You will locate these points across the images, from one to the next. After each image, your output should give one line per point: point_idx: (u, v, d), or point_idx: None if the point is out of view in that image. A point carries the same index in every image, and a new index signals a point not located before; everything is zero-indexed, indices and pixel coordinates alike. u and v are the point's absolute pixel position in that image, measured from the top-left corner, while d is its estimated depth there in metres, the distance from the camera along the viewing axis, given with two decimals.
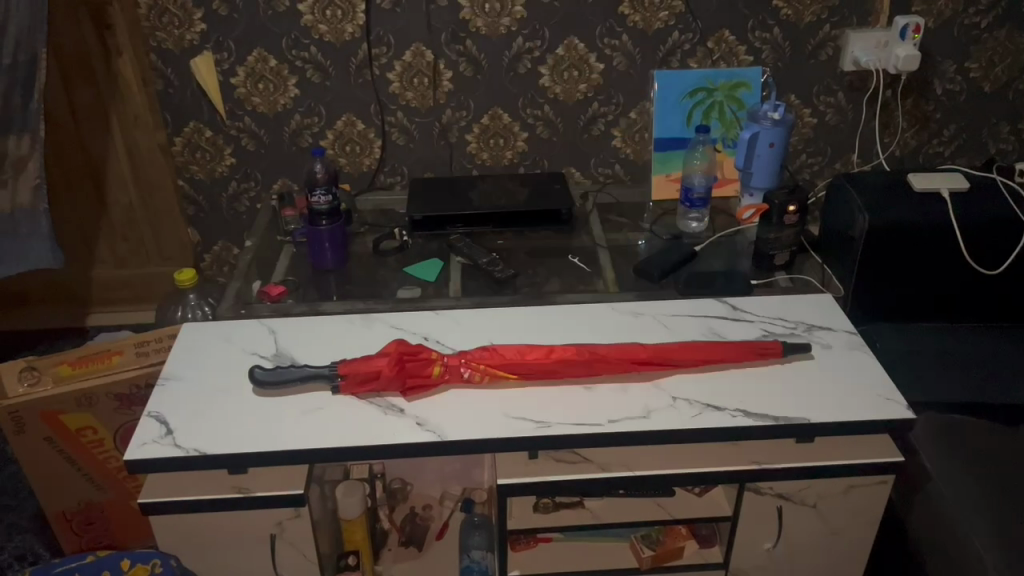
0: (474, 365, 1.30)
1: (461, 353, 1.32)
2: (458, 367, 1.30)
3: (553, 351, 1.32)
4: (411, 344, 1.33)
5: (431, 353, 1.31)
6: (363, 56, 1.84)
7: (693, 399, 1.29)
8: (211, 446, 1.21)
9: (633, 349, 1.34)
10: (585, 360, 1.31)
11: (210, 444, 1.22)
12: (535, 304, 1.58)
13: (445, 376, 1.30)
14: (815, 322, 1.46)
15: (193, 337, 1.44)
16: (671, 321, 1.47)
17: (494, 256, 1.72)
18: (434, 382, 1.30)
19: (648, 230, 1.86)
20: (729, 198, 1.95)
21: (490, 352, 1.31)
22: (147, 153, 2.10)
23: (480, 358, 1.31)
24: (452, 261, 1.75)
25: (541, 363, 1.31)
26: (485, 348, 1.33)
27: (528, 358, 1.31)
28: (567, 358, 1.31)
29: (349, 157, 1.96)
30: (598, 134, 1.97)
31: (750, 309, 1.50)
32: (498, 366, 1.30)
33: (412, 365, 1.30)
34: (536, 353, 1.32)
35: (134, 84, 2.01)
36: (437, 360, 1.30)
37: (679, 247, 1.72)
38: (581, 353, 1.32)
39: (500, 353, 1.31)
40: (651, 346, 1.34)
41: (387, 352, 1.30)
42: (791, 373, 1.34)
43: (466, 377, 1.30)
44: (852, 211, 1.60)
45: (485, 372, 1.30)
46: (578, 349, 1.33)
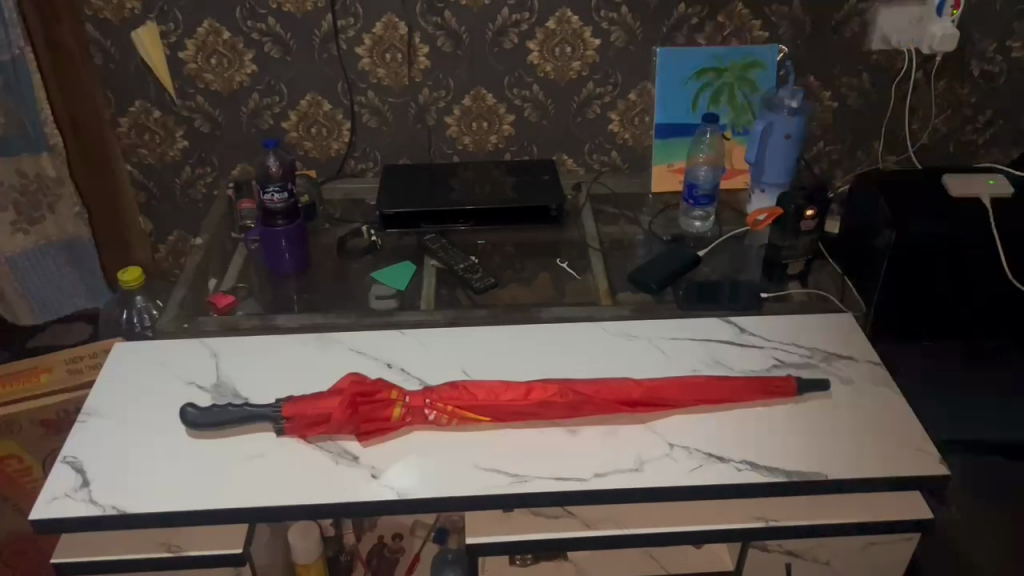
0: (440, 405, 1.13)
1: (426, 391, 1.14)
2: (421, 407, 1.13)
3: (534, 390, 1.15)
4: (369, 379, 1.16)
5: (390, 391, 1.14)
6: (328, 29, 1.63)
7: (692, 447, 1.11)
8: (128, 500, 1.04)
9: (624, 386, 1.16)
10: (570, 399, 1.14)
11: (128, 498, 1.04)
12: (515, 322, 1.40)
13: (407, 418, 1.13)
14: (833, 349, 1.28)
15: (125, 361, 1.26)
16: (669, 345, 1.29)
17: (472, 262, 1.53)
18: (392, 424, 1.12)
19: (646, 229, 1.68)
20: (738, 191, 1.76)
21: (460, 391, 1.14)
22: (86, 127, 1.68)
23: (447, 398, 1.13)
24: (426, 265, 1.56)
25: (518, 404, 1.13)
26: (454, 384, 1.16)
27: (502, 400, 1.13)
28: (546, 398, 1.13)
29: (315, 141, 1.76)
30: (593, 117, 1.76)
31: (760, 333, 1.32)
32: (468, 407, 1.13)
33: (367, 405, 1.12)
34: (511, 393, 1.14)
35: (79, 51, 1.61)
36: (398, 398, 1.13)
37: (680, 253, 1.53)
38: (564, 393, 1.15)
39: (470, 392, 1.14)
40: (645, 382, 1.17)
41: (341, 389, 1.13)
42: (805, 415, 1.17)
43: (430, 417, 1.13)
44: (878, 217, 1.41)
45: (452, 415, 1.13)
46: (560, 388, 1.15)
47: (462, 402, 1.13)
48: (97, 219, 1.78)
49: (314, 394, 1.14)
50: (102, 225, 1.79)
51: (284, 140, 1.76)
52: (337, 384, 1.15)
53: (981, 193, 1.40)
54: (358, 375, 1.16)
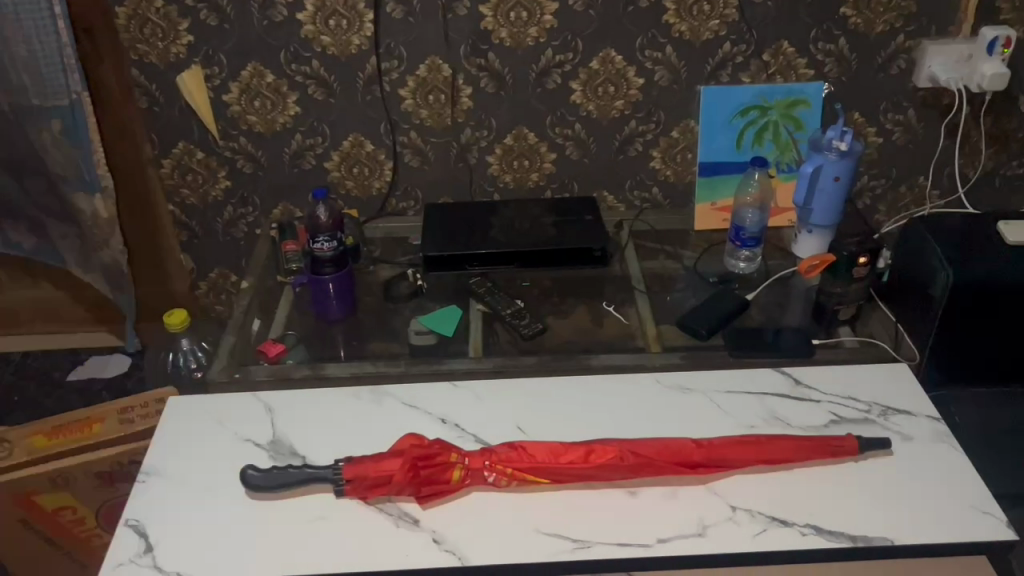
0: (500, 467, 1.12)
1: (485, 452, 1.14)
2: (481, 469, 1.13)
3: (596, 451, 1.14)
4: (427, 441, 1.15)
5: (451, 455, 1.13)
6: (372, 72, 1.63)
7: (754, 510, 1.10)
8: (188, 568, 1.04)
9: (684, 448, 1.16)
10: (631, 462, 1.13)
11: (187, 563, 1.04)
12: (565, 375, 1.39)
13: (467, 480, 1.12)
14: (891, 403, 1.27)
15: (182, 417, 1.27)
16: (724, 399, 1.28)
17: (517, 308, 1.51)
18: (452, 487, 1.12)
19: (690, 268, 1.67)
20: (783, 228, 1.74)
21: (521, 455, 1.13)
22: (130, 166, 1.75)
23: (506, 460, 1.13)
24: (473, 308, 1.54)
25: (579, 467, 1.12)
26: (511, 445, 1.15)
27: (562, 462, 1.13)
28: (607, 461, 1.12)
29: (357, 180, 1.76)
30: (635, 154, 1.75)
31: (816, 385, 1.30)
32: (529, 468, 1.12)
33: (429, 467, 1.12)
34: (574, 456, 1.13)
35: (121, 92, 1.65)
36: (458, 461, 1.13)
37: (727, 298, 1.52)
38: (624, 456, 1.13)
39: (530, 454, 1.13)
40: (705, 443, 1.16)
41: (401, 451, 1.13)
42: (867, 476, 1.16)
43: (489, 479, 1.12)
44: (932, 264, 1.39)
45: (512, 478, 1.12)
46: (620, 451, 1.14)
47: (523, 465, 1.12)
48: (138, 257, 1.88)
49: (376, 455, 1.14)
50: (141, 261, 1.88)
51: (325, 179, 1.76)
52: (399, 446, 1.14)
53: None
54: (419, 438, 1.15)
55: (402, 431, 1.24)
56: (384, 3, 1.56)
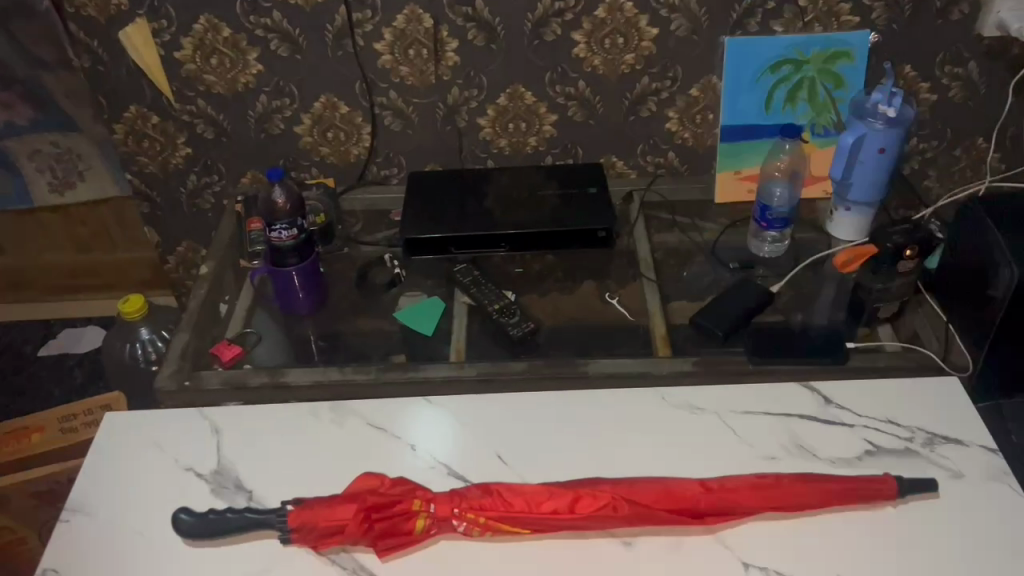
0: (471, 513, 0.97)
1: (454, 497, 0.98)
2: (448, 517, 0.97)
3: (582, 496, 0.99)
4: (386, 480, 1.02)
5: (411, 500, 0.98)
6: (342, 23, 1.41)
7: (771, 569, 0.94)
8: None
9: (690, 496, 0.99)
10: (626, 513, 0.98)
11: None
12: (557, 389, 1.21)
13: (433, 529, 0.97)
14: (937, 430, 1.08)
15: (118, 438, 1.12)
16: (740, 423, 1.10)
17: (507, 302, 1.32)
18: (414, 536, 0.96)
19: (709, 249, 1.46)
20: (818, 200, 1.51)
21: (496, 501, 0.98)
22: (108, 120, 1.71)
23: (478, 508, 0.97)
24: (457, 301, 1.36)
25: (563, 517, 0.97)
26: (484, 490, 1.00)
27: (544, 509, 0.98)
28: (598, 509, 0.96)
29: (333, 146, 1.56)
30: (647, 115, 1.52)
31: (849, 405, 1.12)
32: (504, 515, 0.97)
33: (384, 513, 0.97)
34: (557, 503, 0.98)
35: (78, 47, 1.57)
36: (421, 506, 0.98)
37: (748, 292, 1.32)
38: (616, 505, 0.98)
39: (506, 499, 0.99)
40: (709, 489, 1.00)
41: (355, 497, 0.99)
42: (908, 524, 0.98)
43: (458, 527, 0.97)
44: (995, 258, 1.18)
45: (486, 528, 0.97)
46: (612, 497, 0.99)
47: (498, 512, 0.97)
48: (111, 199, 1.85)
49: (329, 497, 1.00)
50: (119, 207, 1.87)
51: (296, 145, 1.56)
52: (357, 490, 1.01)
53: None
54: (381, 481, 1.02)
55: (362, 467, 1.06)
56: None
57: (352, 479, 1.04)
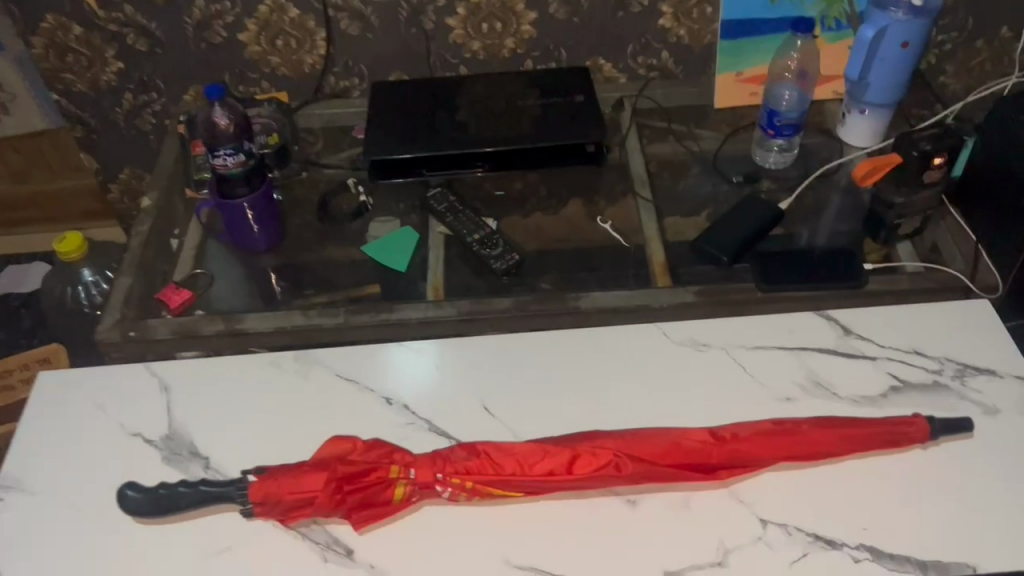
0: (456, 478, 0.87)
1: (437, 462, 0.87)
2: (431, 483, 0.86)
3: (581, 454, 0.89)
4: (360, 445, 0.90)
5: (387, 467, 0.87)
6: None
7: (789, 525, 0.85)
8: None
9: (699, 448, 0.90)
10: (629, 472, 0.87)
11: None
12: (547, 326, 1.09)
13: (414, 497, 0.87)
14: (968, 360, 0.98)
15: (54, 402, 0.99)
16: (751, 360, 1.00)
17: (487, 232, 1.18)
18: (393, 505, 0.86)
19: (708, 161, 1.33)
20: (827, 101, 1.37)
21: (484, 464, 0.88)
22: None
23: (465, 472, 0.87)
24: (432, 231, 1.22)
25: (558, 479, 0.87)
26: (472, 452, 0.89)
27: (537, 471, 0.87)
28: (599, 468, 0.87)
29: (284, 55, 1.38)
30: (637, 10, 1.35)
31: (871, 337, 1.01)
32: (493, 479, 0.86)
33: (358, 483, 0.86)
34: (552, 464, 0.88)
35: None
36: (400, 472, 0.87)
37: (754, 210, 1.19)
38: (619, 464, 0.88)
39: (496, 460, 0.88)
40: (722, 441, 0.90)
41: (325, 466, 0.88)
42: (941, 467, 0.89)
43: (443, 492, 0.87)
44: None
45: (473, 493, 0.87)
46: (614, 455, 0.88)
47: (486, 475, 0.87)
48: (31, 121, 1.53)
49: (296, 465, 0.89)
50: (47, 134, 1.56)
51: (242, 56, 1.38)
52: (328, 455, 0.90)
53: None
54: (354, 444, 0.91)
55: (328, 431, 0.94)
56: None
57: (322, 442, 0.92)
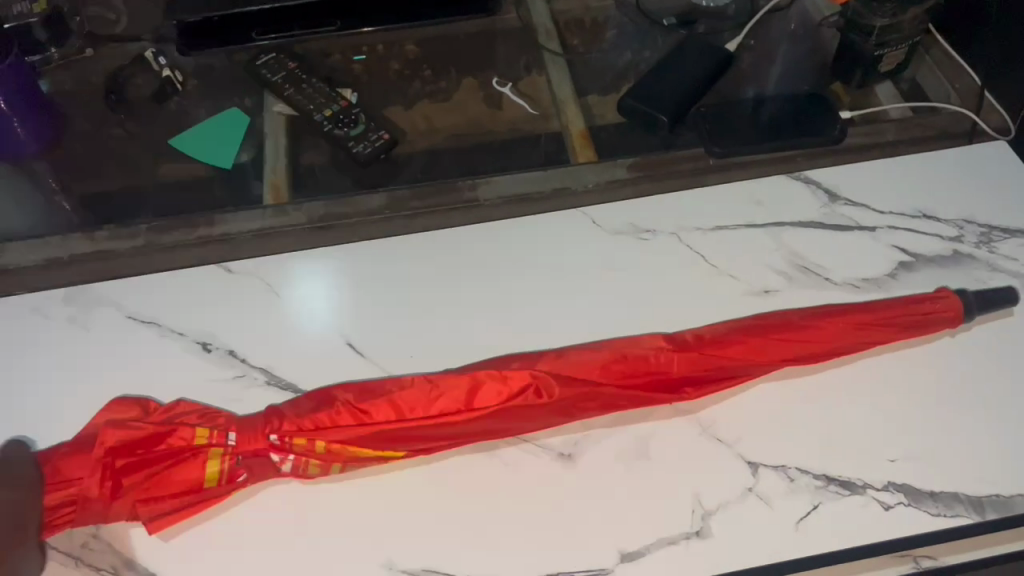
0: (300, 438, 0.59)
1: (267, 419, 0.60)
2: (262, 449, 0.59)
3: (481, 385, 0.62)
4: (159, 407, 0.63)
5: (192, 429, 0.59)
6: None
7: (789, 468, 0.59)
8: None
9: (654, 359, 0.64)
10: (557, 399, 0.61)
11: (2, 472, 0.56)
12: (436, 227, 0.78)
13: (241, 475, 0.58)
14: (991, 220, 0.74)
15: None
16: (712, 246, 0.74)
17: (345, 106, 0.87)
18: (205, 487, 0.57)
19: (631, 5, 1.03)
20: None
21: (341, 413, 0.60)
22: None
23: (312, 427, 0.59)
24: (270, 111, 0.89)
25: (456, 424, 0.60)
26: (325, 398, 0.62)
27: (422, 416, 0.60)
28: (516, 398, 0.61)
29: None
30: None
31: (864, 202, 0.76)
32: (355, 432, 0.59)
33: (145, 453, 0.58)
34: (440, 403, 0.61)
35: None
36: (214, 436, 0.59)
37: (694, 56, 0.91)
38: (542, 392, 0.61)
39: (357, 404, 0.61)
40: (681, 346, 0.64)
41: (96, 439, 0.59)
42: (982, 365, 0.65)
43: (282, 460, 0.59)
44: None
45: (329, 460, 0.59)
46: (535, 378, 0.62)
47: (345, 429, 0.59)
48: None
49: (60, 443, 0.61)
50: None
51: None
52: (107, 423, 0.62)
53: None
54: (147, 408, 0.63)
55: (111, 396, 0.65)
56: None
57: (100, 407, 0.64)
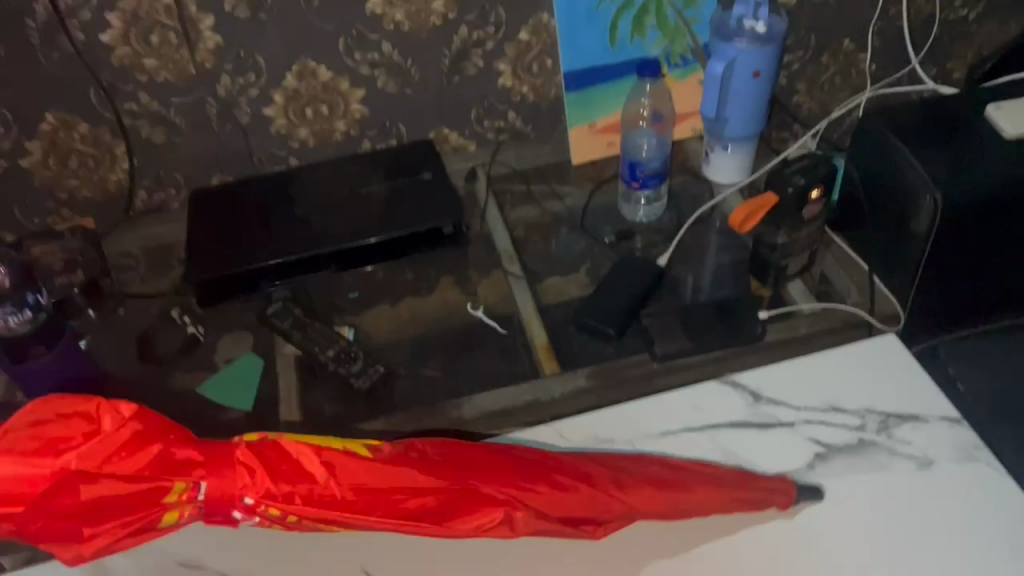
0: (274, 509, 0.74)
1: (255, 481, 0.73)
2: (232, 507, 0.74)
3: (419, 458, 0.78)
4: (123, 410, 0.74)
5: (176, 481, 0.73)
6: (46, 16, 1.04)
7: None
8: None
9: (586, 496, 0.78)
10: (523, 531, 0.78)
11: None
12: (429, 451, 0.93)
13: (184, 522, 0.76)
14: (888, 407, 0.89)
15: None
16: (660, 450, 0.88)
17: (343, 345, 1.03)
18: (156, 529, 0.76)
19: (578, 224, 1.22)
20: (688, 141, 1.30)
21: (297, 484, 0.74)
22: None
23: (283, 501, 0.74)
24: (279, 352, 1.05)
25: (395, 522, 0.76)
26: (309, 464, 0.75)
27: (380, 511, 0.75)
28: (459, 519, 0.76)
29: (82, 176, 1.19)
30: (474, 74, 1.23)
31: (782, 398, 0.91)
32: (313, 491, 0.74)
33: (119, 490, 0.72)
34: (386, 509, 0.75)
35: None
36: (186, 491, 0.74)
37: (634, 273, 1.08)
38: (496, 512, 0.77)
39: (314, 457, 0.75)
40: (612, 494, 0.79)
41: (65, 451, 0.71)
42: (890, 543, 0.78)
43: (236, 516, 0.75)
44: (905, 182, 1.00)
45: (276, 524, 0.76)
46: (495, 504, 0.77)
47: (299, 503, 0.74)
48: None
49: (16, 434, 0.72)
50: None
51: (29, 184, 1.17)
52: (64, 416, 0.73)
53: None
54: (125, 411, 0.75)
55: None
56: None
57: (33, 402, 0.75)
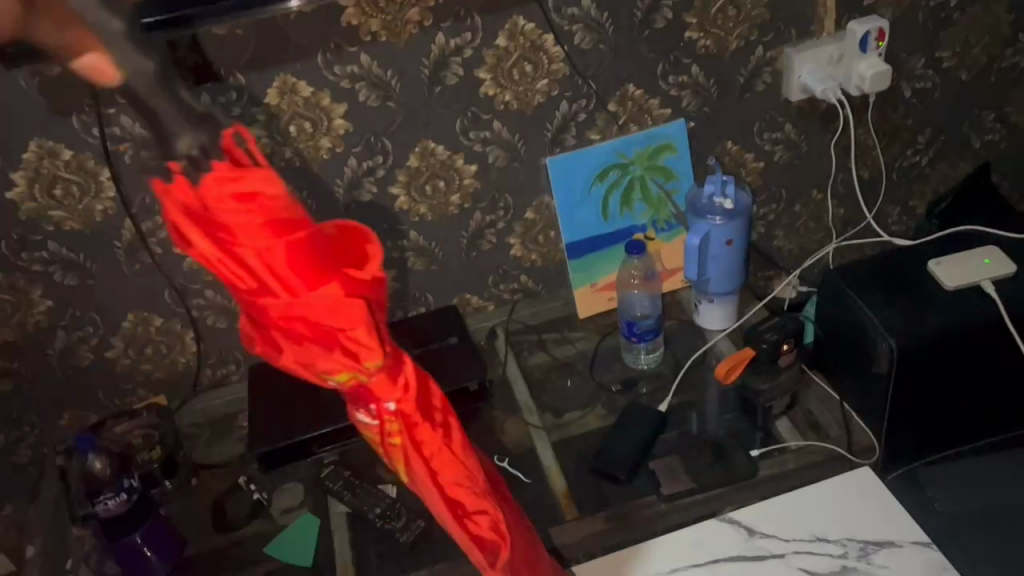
0: (396, 425, 0.88)
1: (402, 399, 0.87)
2: (379, 402, 0.86)
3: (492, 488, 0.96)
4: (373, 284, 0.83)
5: (376, 361, 0.84)
6: (131, 236, 1.24)
7: None
8: None
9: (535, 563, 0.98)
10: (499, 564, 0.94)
11: None
12: None
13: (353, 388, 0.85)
14: (866, 537, 1.06)
15: None
16: None
17: (388, 503, 1.18)
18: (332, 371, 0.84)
19: (589, 373, 1.37)
20: (680, 291, 1.47)
21: (421, 430, 0.89)
22: None
23: (409, 425, 0.88)
24: (333, 511, 1.21)
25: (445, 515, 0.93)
26: (429, 416, 0.89)
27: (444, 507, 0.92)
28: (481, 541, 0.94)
29: (156, 361, 1.37)
30: (489, 249, 1.41)
31: (775, 532, 1.08)
32: (415, 469, 0.90)
33: (355, 349, 0.82)
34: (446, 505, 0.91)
35: None
36: (374, 372, 0.84)
37: (638, 419, 1.22)
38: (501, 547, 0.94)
39: (429, 425, 0.90)
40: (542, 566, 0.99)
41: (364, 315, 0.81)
42: None
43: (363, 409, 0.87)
44: (865, 331, 1.17)
45: (382, 439, 0.89)
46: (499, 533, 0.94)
47: (410, 449, 0.89)
48: None
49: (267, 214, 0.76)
50: None
51: (113, 371, 1.36)
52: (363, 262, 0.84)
53: (980, 280, 1.18)
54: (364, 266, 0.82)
55: None
56: (118, 150, 1.17)
57: (346, 230, 0.85)
